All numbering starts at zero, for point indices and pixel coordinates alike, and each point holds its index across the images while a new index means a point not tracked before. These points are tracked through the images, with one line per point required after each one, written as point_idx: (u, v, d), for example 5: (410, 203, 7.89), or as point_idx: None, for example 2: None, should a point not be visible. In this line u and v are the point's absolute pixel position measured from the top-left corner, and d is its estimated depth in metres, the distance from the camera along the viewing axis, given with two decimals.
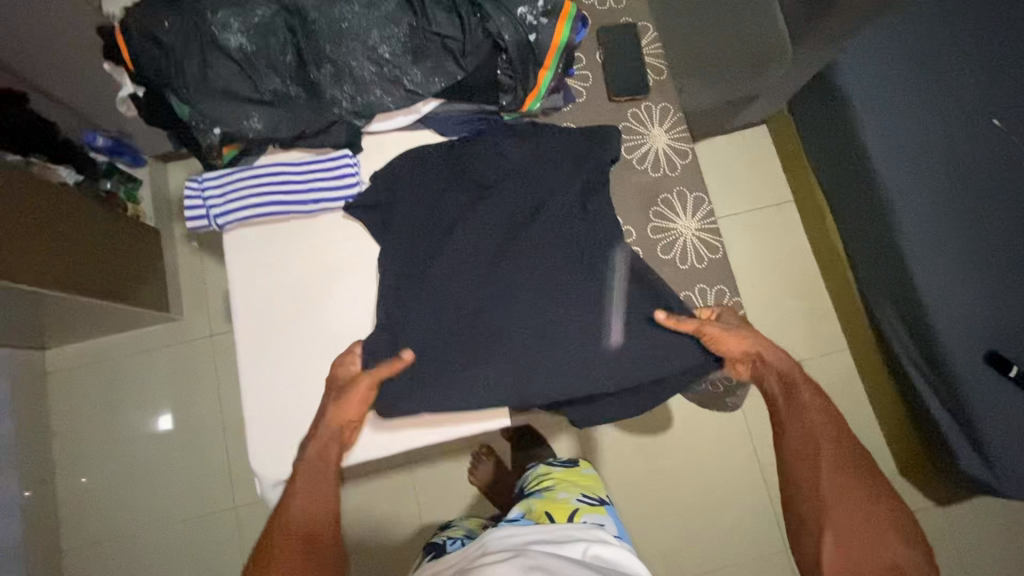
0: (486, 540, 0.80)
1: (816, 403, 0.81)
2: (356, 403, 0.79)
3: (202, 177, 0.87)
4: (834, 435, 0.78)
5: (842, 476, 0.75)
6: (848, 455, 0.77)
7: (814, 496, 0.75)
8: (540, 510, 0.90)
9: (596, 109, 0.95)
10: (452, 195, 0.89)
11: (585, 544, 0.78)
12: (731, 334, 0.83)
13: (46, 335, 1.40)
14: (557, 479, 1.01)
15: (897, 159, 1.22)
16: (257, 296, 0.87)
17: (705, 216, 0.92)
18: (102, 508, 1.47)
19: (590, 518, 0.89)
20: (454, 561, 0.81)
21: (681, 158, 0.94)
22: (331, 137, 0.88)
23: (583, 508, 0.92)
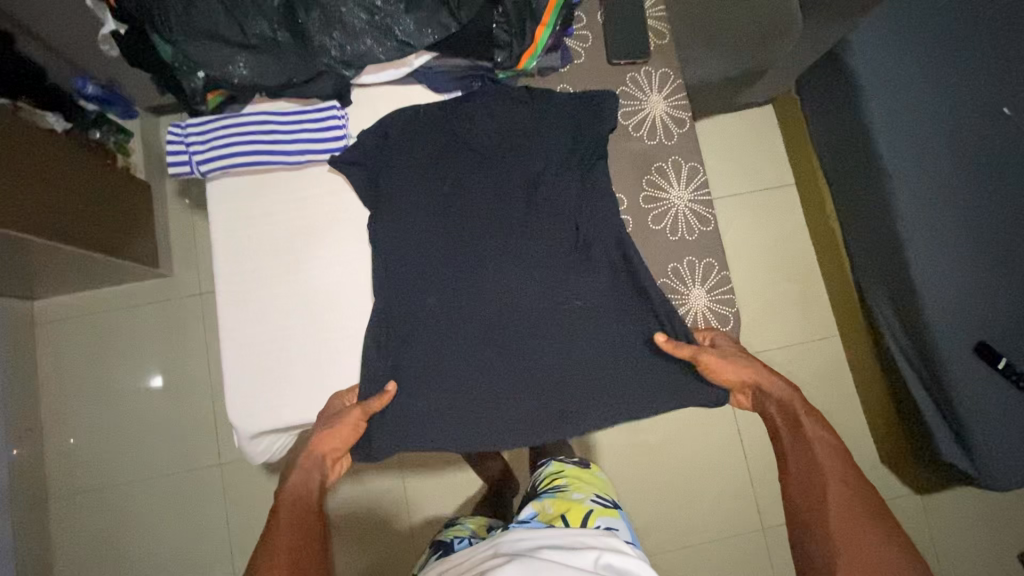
0: (499, 540, 0.79)
1: (821, 435, 0.79)
2: (347, 433, 0.77)
3: (185, 122, 0.84)
4: (840, 470, 0.76)
5: (850, 514, 0.73)
6: (857, 489, 0.75)
7: (821, 530, 0.73)
8: (554, 513, 0.88)
9: (594, 71, 0.93)
10: (441, 154, 0.88)
11: (597, 552, 0.74)
12: (729, 360, 0.80)
13: (36, 286, 1.39)
14: (570, 478, 0.99)
15: (902, 143, 1.19)
16: (240, 248, 0.86)
17: (699, 187, 0.90)
18: (91, 462, 1.48)
19: (605, 521, 0.87)
20: (461, 561, 0.79)
21: (679, 126, 0.91)
22: (317, 87, 0.86)
23: (597, 509, 0.90)
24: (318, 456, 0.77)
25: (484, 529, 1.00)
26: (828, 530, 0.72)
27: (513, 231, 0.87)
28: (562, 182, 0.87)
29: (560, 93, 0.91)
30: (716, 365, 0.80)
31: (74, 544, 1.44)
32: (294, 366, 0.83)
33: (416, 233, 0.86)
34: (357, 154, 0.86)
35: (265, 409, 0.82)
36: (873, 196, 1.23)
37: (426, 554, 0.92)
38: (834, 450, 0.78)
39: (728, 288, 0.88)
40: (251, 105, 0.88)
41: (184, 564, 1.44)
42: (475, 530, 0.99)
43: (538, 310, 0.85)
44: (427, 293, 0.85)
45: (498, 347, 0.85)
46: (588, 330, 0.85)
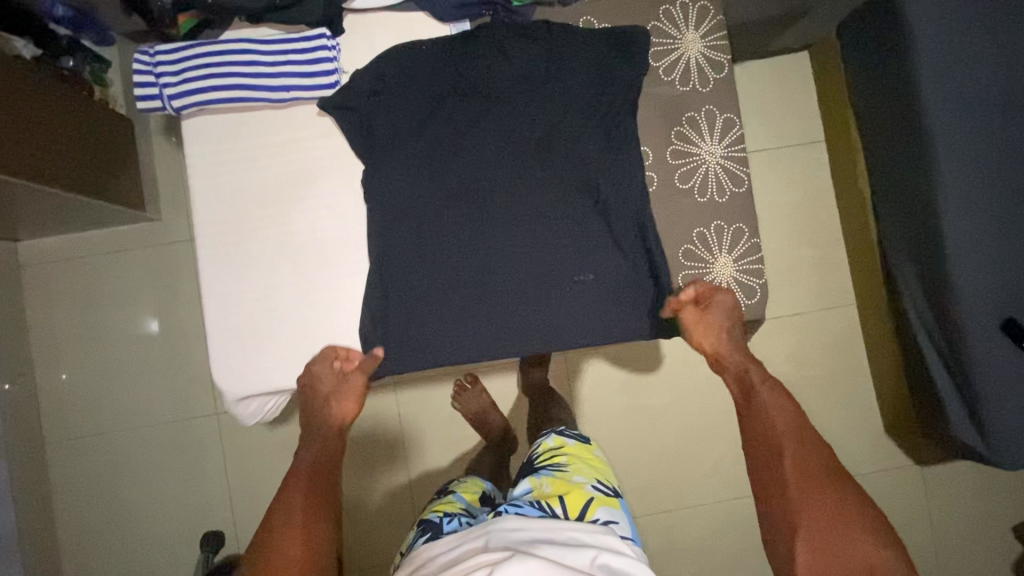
0: (491, 529, 0.76)
1: (777, 401, 0.82)
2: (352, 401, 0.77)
3: (154, 49, 0.74)
4: (795, 433, 0.78)
5: (806, 474, 0.74)
6: (816, 453, 0.76)
7: (781, 496, 0.74)
8: (552, 492, 0.85)
9: (623, 2, 0.80)
10: (443, 96, 0.78)
11: (593, 552, 0.73)
12: (720, 328, 0.77)
13: (15, 226, 1.32)
14: (569, 456, 0.95)
15: (962, 97, 1.05)
16: (220, 198, 0.77)
17: (734, 141, 0.80)
18: (86, 407, 1.46)
19: (603, 514, 0.84)
20: (453, 546, 0.76)
21: (716, 70, 0.80)
22: (305, 13, 0.75)
23: (598, 498, 0.86)
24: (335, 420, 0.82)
25: (476, 502, 0.96)
26: (789, 496, 0.73)
27: (522, 186, 0.78)
28: (577, 131, 0.78)
29: (586, 30, 0.79)
30: (704, 328, 0.76)
31: (72, 486, 1.44)
32: (284, 331, 0.77)
33: (414, 185, 0.77)
34: (350, 91, 0.76)
35: (254, 373, 0.76)
36: (915, 155, 1.11)
37: (411, 535, 0.86)
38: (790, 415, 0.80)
39: (758, 257, 0.80)
40: (229, 31, 0.77)
41: (182, 509, 1.45)
42: (467, 502, 0.95)
43: (546, 276, 0.77)
44: (426, 252, 0.77)
45: (500, 317, 0.77)
46: (601, 298, 0.78)
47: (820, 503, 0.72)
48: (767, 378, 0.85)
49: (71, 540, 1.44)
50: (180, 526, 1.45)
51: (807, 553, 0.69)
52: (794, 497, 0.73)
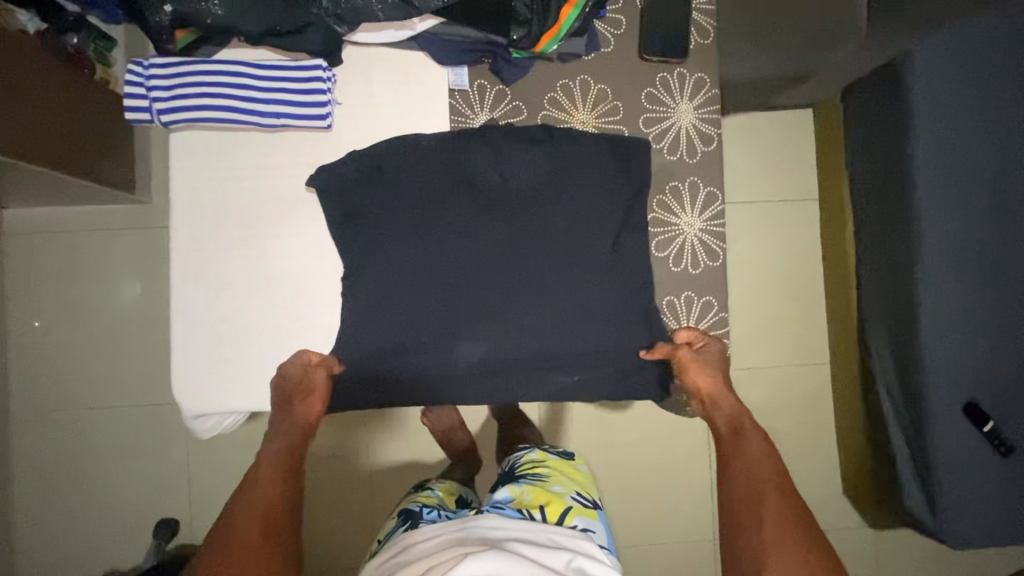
0: (471, 524, 0.73)
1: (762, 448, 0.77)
2: (317, 403, 0.76)
3: (147, 61, 0.73)
4: (777, 484, 0.72)
5: (781, 519, 0.69)
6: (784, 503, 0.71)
7: (754, 533, 0.68)
8: (532, 501, 0.84)
9: (622, 66, 0.80)
10: (431, 137, 0.78)
11: (569, 555, 0.70)
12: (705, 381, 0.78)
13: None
14: (551, 468, 0.94)
15: (951, 171, 1.00)
16: (198, 212, 0.76)
17: (713, 214, 0.80)
18: (54, 382, 1.45)
19: (582, 521, 0.83)
20: (432, 536, 0.73)
21: (705, 143, 0.80)
22: (304, 42, 0.74)
23: (576, 507, 0.86)
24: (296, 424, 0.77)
25: (452, 500, 0.92)
26: (761, 538, 0.68)
27: (499, 234, 0.78)
28: (561, 187, 0.78)
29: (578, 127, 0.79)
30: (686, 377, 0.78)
31: (32, 457, 1.44)
32: (250, 354, 0.77)
33: (392, 221, 0.77)
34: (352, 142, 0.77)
35: (216, 393, 0.76)
36: (898, 228, 1.06)
37: (390, 523, 0.81)
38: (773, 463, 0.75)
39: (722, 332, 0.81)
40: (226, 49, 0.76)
41: (140, 493, 1.45)
42: (443, 499, 0.90)
43: (515, 327, 0.78)
44: (396, 289, 0.77)
45: (463, 363, 0.78)
46: (560, 355, 0.78)
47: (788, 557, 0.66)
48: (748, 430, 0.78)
49: (27, 511, 1.44)
50: (136, 508, 1.45)
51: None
52: (764, 536, 0.68)
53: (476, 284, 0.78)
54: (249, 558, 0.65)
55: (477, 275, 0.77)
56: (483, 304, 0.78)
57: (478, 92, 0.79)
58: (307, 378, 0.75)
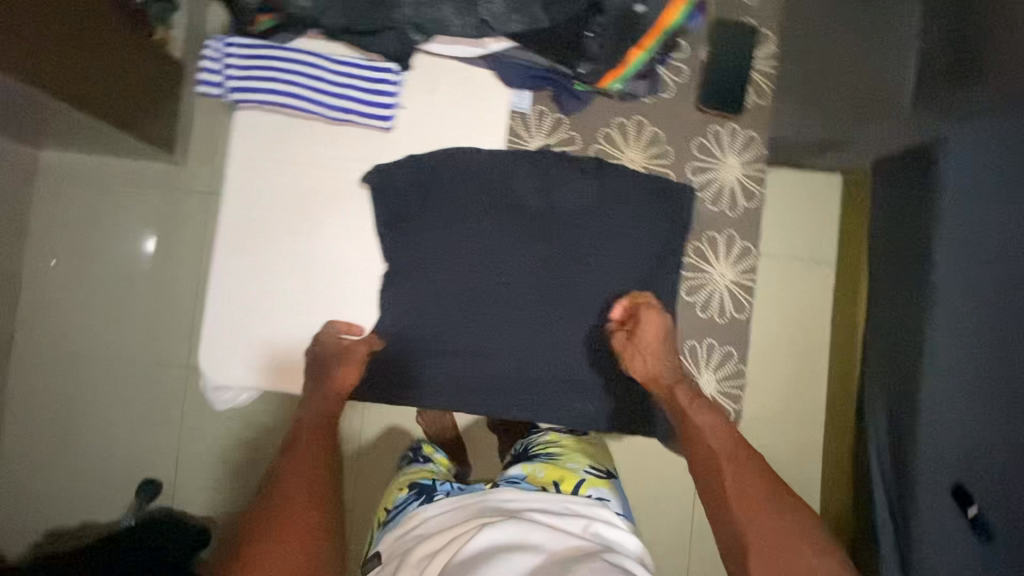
0: (486, 498, 0.69)
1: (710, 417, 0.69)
2: (353, 370, 0.75)
3: (228, 40, 0.75)
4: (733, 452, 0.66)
5: (744, 494, 0.62)
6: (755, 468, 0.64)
7: (725, 518, 0.62)
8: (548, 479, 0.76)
9: (679, 112, 0.82)
10: (486, 153, 0.80)
11: (588, 519, 0.64)
12: (650, 353, 0.75)
13: (34, 133, 1.31)
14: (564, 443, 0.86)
15: (970, 296, 0.68)
16: (250, 190, 0.78)
17: (746, 268, 0.82)
18: (61, 327, 1.46)
19: (603, 494, 0.75)
20: (449, 512, 0.69)
21: (747, 198, 0.82)
22: (379, 44, 0.76)
23: (596, 480, 0.77)
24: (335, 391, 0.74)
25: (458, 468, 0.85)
26: (733, 520, 0.61)
27: (536, 256, 0.80)
28: (603, 218, 0.80)
29: (628, 167, 0.81)
30: (629, 355, 0.76)
31: (27, 396, 1.45)
32: (278, 334, 0.78)
33: (435, 227, 0.79)
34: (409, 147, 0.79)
35: (239, 367, 0.78)
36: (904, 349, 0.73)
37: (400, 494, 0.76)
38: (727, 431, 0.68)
39: (738, 383, 0.82)
40: (303, 38, 0.78)
41: (127, 450, 1.45)
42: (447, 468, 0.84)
43: (538, 347, 0.80)
44: (428, 293, 0.79)
45: (483, 375, 0.80)
46: (573, 378, 0.81)
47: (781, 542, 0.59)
48: (697, 397, 0.71)
49: (11, 448, 1.44)
50: (121, 465, 1.44)
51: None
52: (738, 519, 0.61)
53: (507, 301, 0.79)
54: (297, 515, 0.60)
55: (509, 293, 0.79)
56: (510, 321, 0.79)
57: (536, 117, 0.82)
58: (346, 348, 0.76)
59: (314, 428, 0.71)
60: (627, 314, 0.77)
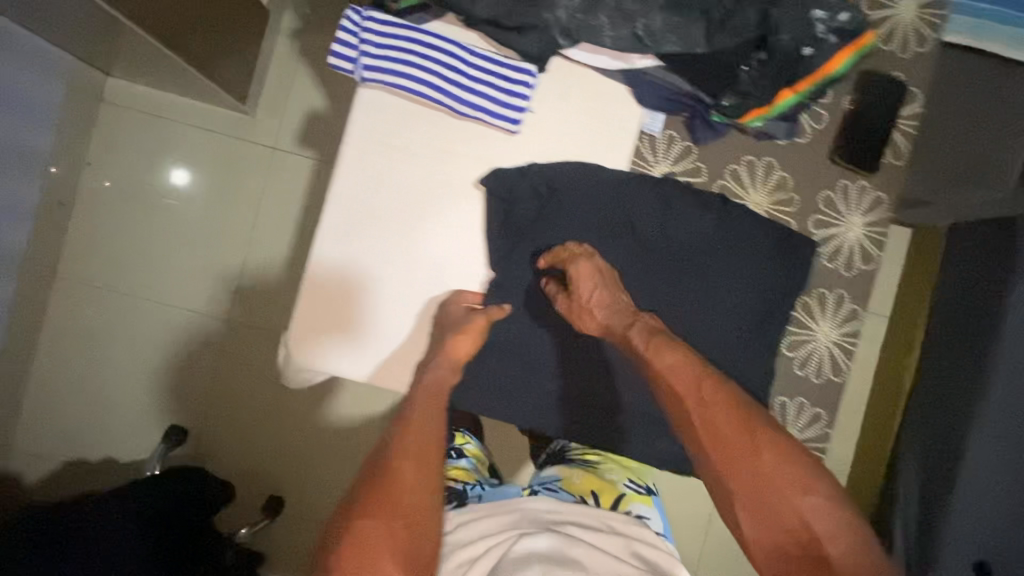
0: (525, 507, 0.74)
1: (676, 364, 0.67)
2: (467, 344, 0.72)
3: (368, 12, 0.71)
4: (700, 399, 0.65)
5: (718, 445, 0.63)
6: (723, 413, 0.64)
7: (709, 470, 0.64)
8: (585, 488, 0.81)
9: (810, 161, 0.79)
10: (610, 172, 0.77)
11: (627, 542, 0.70)
12: (597, 306, 0.73)
13: (110, 58, 1.28)
14: (602, 453, 0.90)
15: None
16: (364, 174, 0.76)
17: (850, 331, 0.80)
18: (109, 259, 1.44)
19: (636, 510, 0.80)
20: (484, 515, 0.73)
21: (865, 260, 0.80)
22: (521, 42, 0.72)
23: (630, 495, 0.82)
24: (450, 360, 0.73)
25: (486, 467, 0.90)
26: (716, 473, 0.63)
27: (643, 287, 0.77)
28: (717, 259, 0.78)
29: (751, 211, 0.78)
30: (577, 316, 0.75)
31: (66, 323, 1.44)
32: (370, 324, 0.77)
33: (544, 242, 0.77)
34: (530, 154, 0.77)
35: (327, 351, 0.77)
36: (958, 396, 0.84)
37: None
38: (694, 376, 0.66)
39: (821, 447, 0.80)
40: (440, 22, 0.75)
41: (158, 393, 1.44)
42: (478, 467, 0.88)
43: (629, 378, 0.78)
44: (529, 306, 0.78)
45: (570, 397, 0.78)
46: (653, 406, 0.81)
47: (761, 485, 0.60)
48: (652, 338, 0.70)
49: (44, 374, 1.43)
50: (151, 406, 1.44)
51: (770, 552, 0.59)
52: (718, 470, 0.63)
53: None
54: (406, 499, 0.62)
55: None
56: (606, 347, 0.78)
57: (664, 142, 0.78)
58: (467, 318, 0.73)
59: (434, 390, 0.71)
60: (559, 263, 0.75)
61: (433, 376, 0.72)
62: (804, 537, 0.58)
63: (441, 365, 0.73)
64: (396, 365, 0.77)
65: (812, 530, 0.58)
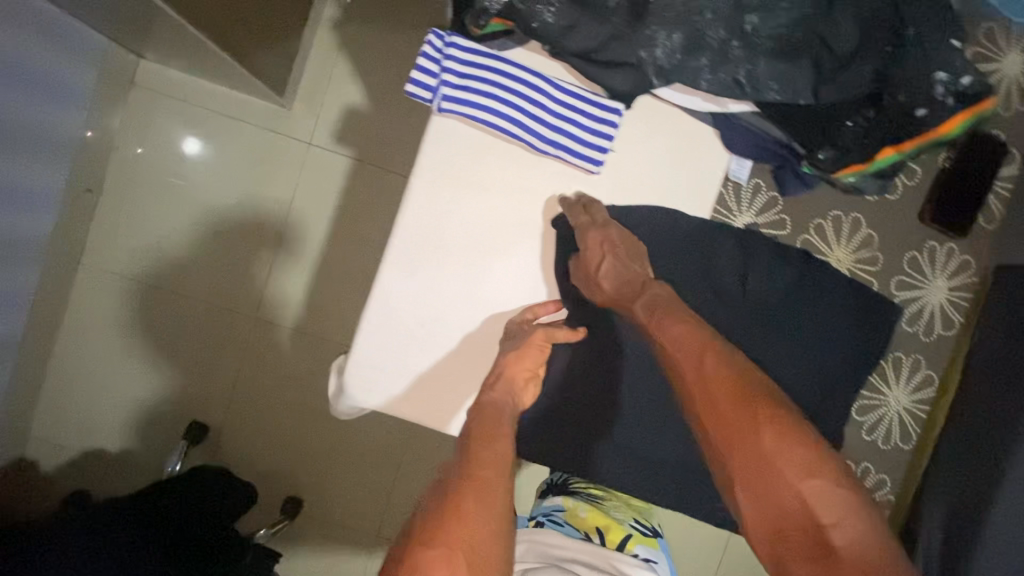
0: (536, 538, 0.79)
1: (678, 334, 0.62)
2: (533, 357, 0.69)
3: (452, 40, 0.67)
4: (698, 367, 0.59)
5: (715, 417, 0.56)
6: (721, 384, 0.57)
7: (707, 447, 0.57)
8: (591, 523, 0.86)
9: (896, 219, 0.76)
10: (689, 221, 0.73)
11: None
12: (603, 276, 0.69)
13: (146, 41, 1.17)
14: (608, 492, 0.97)
15: None
16: (434, 207, 0.72)
17: (922, 398, 0.77)
18: (136, 253, 1.34)
19: (643, 551, 0.85)
20: None
21: (945, 326, 0.77)
22: (612, 79, 0.67)
23: (635, 536, 0.87)
24: (511, 379, 0.69)
25: None
26: (716, 451, 0.56)
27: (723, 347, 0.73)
28: (802, 322, 0.73)
29: (833, 270, 0.75)
30: (586, 285, 0.71)
31: (86, 327, 1.34)
32: (429, 363, 0.74)
33: None
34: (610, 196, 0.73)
35: (383, 388, 0.74)
36: None
37: None
38: (694, 345, 0.60)
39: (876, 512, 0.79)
40: (524, 50, 0.71)
41: (179, 400, 1.34)
42: None
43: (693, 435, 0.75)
44: (599, 355, 0.75)
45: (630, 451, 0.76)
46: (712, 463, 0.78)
47: (757, 461, 0.53)
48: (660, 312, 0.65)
49: (58, 378, 1.33)
50: (169, 413, 1.34)
51: (770, 539, 0.51)
52: (715, 444, 0.56)
53: None
54: (474, 514, 0.54)
55: None
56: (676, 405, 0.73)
57: (750, 191, 0.75)
58: (527, 333, 0.71)
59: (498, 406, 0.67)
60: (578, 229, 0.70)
61: (497, 393, 0.68)
62: (804, 522, 0.50)
63: (498, 387, 0.68)
64: (455, 409, 0.74)
65: (813, 515, 0.49)
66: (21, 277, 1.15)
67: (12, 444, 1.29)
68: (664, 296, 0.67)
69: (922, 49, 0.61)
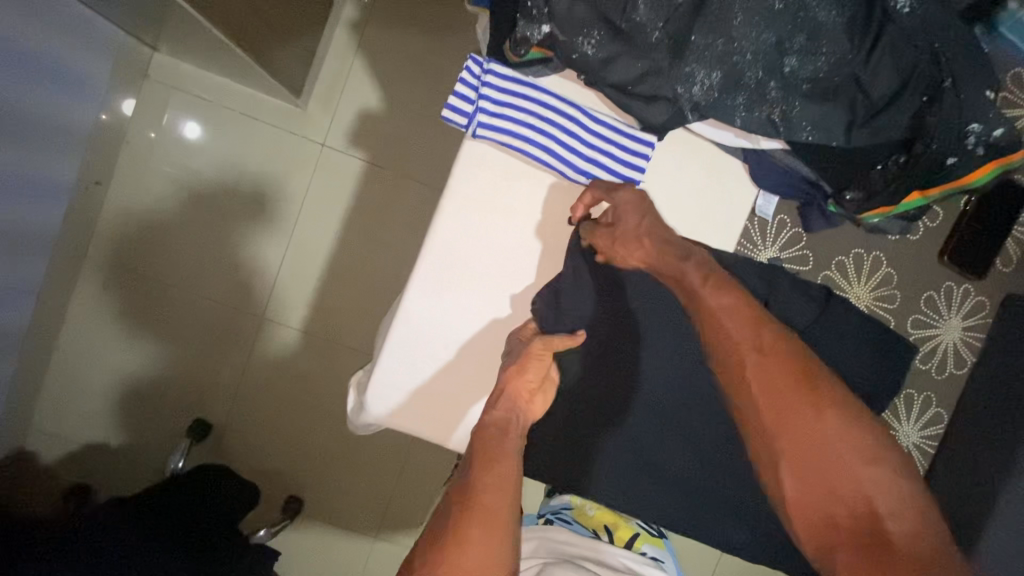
0: (546, 535, 0.80)
1: (724, 304, 0.57)
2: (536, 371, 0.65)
3: (491, 66, 0.68)
4: (753, 342, 0.54)
5: (770, 394, 0.52)
6: (778, 360, 0.53)
7: (751, 419, 0.53)
8: (600, 521, 0.88)
9: (915, 259, 0.77)
10: (718, 254, 0.73)
11: None
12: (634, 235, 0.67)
13: (163, 34, 1.12)
14: None
15: None
16: (463, 228, 0.72)
17: (931, 434, 0.79)
18: (146, 248, 1.30)
19: (650, 550, 0.86)
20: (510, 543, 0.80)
21: (957, 364, 0.79)
22: (646, 112, 0.67)
23: (643, 535, 0.89)
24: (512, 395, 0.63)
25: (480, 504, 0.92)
26: (766, 428, 0.52)
27: None
28: (826, 359, 0.73)
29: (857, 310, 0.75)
30: (616, 247, 0.68)
31: (93, 326, 1.30)
32: (452, 384, 0.74)
33: (646, 317, 0.73)
34: None
35: (405, 406, 0.74)
36: None
37: None
38: (744, 318, 0.56)
39: None
40: (559, 78, 0.71)
41: (185, 398, 1.32)
42: None
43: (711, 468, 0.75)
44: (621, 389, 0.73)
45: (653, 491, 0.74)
46: None
47: (812, 444, 0.50)
48: (708, 276, 0.60)
49: (60, 373, 1.29)
50: (175, 409, 1.32)
51: (819, 523, 0.49)
52: (765, 421, 0.52)
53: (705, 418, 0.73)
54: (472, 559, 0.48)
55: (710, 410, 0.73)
56: (698, 437, 0.73)
57: (776, 227, 0.77)
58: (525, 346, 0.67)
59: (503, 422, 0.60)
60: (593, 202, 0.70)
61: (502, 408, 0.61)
62: (860, 511, 0.48)
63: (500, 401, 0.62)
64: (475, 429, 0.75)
65: (871, 503, 0.48)
66: (27, 277, 1.10)
67: (12, 440, 1.25)
68: (704, 259, 0.62)
69: (959, 100, 0.61)
